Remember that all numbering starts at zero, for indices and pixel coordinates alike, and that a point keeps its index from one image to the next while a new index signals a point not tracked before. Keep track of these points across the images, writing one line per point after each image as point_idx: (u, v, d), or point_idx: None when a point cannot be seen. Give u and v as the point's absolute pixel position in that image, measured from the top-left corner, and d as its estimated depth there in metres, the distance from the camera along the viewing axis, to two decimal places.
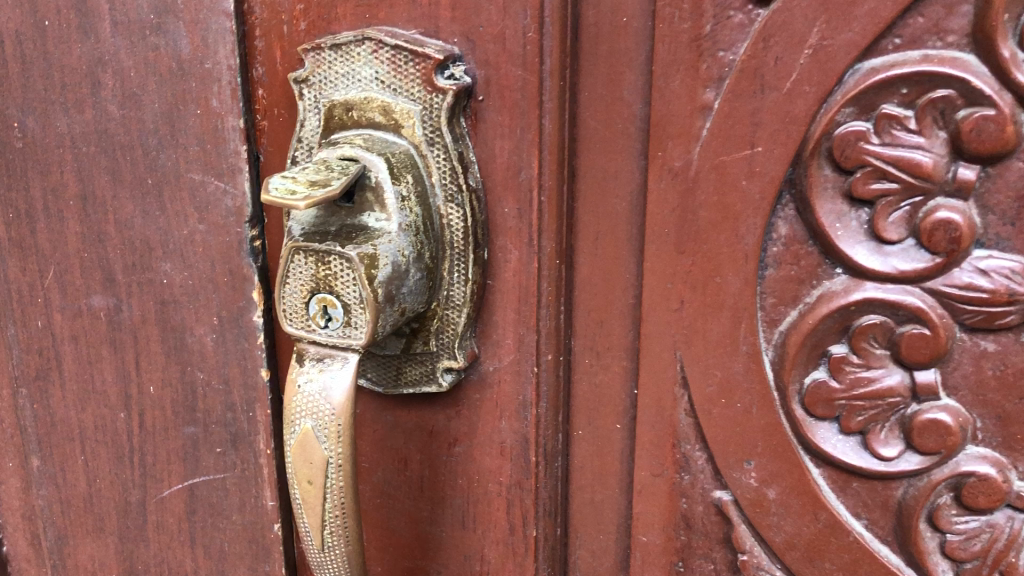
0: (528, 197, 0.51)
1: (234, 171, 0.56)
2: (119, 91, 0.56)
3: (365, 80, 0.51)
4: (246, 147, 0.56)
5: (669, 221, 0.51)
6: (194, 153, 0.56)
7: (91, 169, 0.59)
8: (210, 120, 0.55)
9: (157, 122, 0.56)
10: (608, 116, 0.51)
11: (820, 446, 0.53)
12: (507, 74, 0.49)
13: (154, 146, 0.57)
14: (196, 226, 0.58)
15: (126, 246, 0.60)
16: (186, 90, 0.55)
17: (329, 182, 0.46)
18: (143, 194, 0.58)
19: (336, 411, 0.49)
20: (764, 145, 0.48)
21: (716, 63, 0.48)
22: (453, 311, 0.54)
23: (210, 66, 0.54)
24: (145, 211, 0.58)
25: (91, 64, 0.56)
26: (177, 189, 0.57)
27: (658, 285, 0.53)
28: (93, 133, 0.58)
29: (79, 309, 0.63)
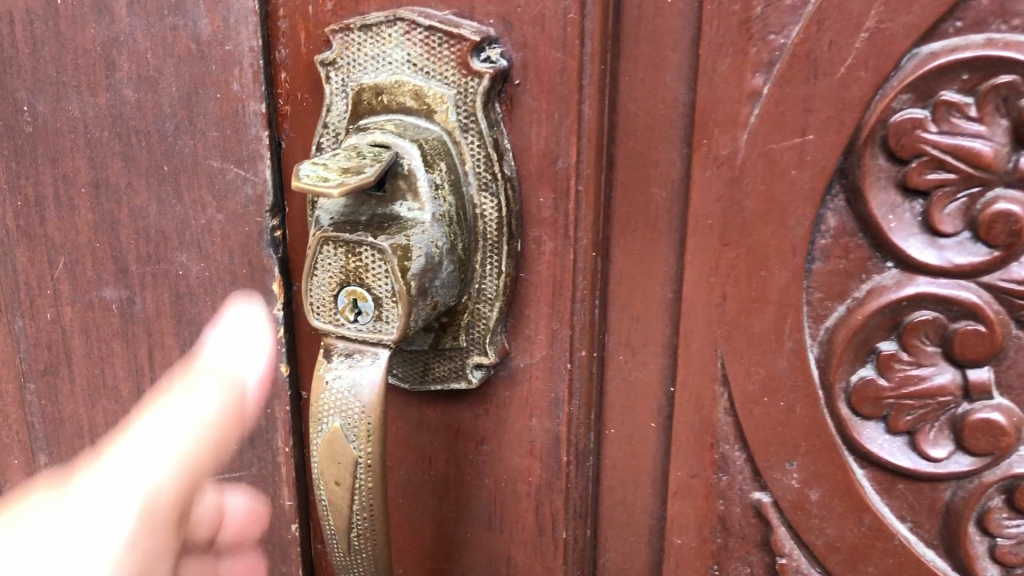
0: (565, 186, 0.49)
1: (255, 157, 0.54)
2: (135, 74, 0.54)
3: (396, 62, 0.48)
4: (268, 133, 0.53)
5: (713, 212, 0.49)
6: (213, 139, 0.54)
7: (104, 156, 0.56)
8: (230, 105, 0.53)
9: (174, 107, 0.54)
10: (650, 103, 0.49)
11: (866, 447, 0.51)
12: (545, 57, 0.47)
13: (171, 132, 0.54)
14: (214, 215, 0.55)
15: (140, 237, 0.58)
16: (206, 73, 0.53)
17: (362, 169, 0.44)
18: (159, 182, 0.56)
19: (366, 409, 0.47)
20: (816, 133, 0.46)
21: (767, 47, 0.46)
22: (485, 305, 0.51)
23: (231, 48, 0.52)
24: (161, 200, 0.56)
25: (105, 45, 0.54)
26: (195, 177, 0.55)
27: (699, 279, 0.51)
28: (107, 118, 0.56)
29: (91, 301, 0.61)
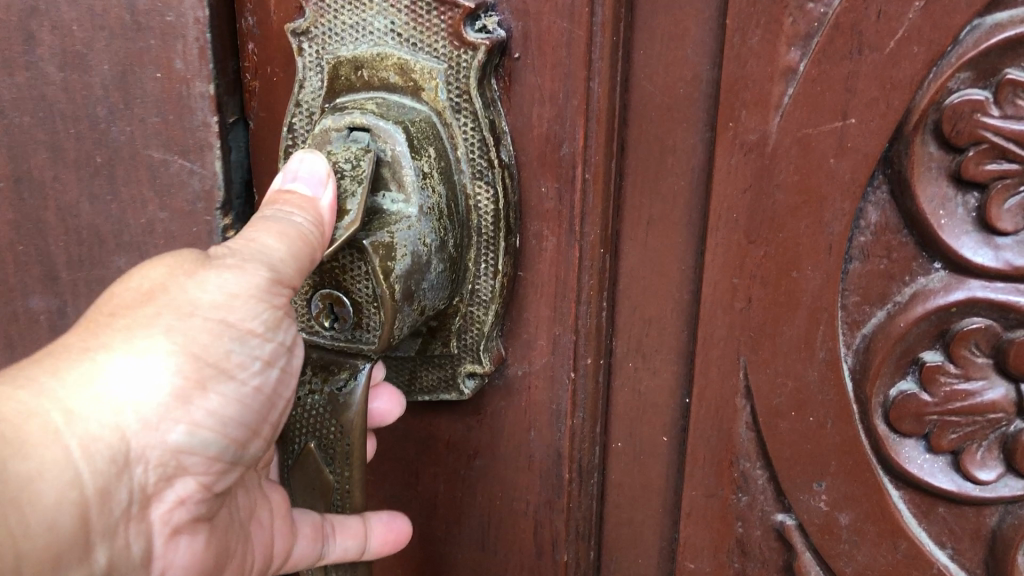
0: (570, 174, 0.43)
1: (204, 146, 0.48)
2: (60, 49, 0.48)
3: (378, 31, 0.42)
4: (218, 118, 0.47)
5: (738, 204, 0.43)
6: (154, 125, 0.48)
7: (27, 144, 0.51)
8: (172, 86, 0.47)
9: (108, 88, 0.48)
10: (669, 79, 0.43)
11: (905, 467, 0.45)
12: (550, 27, 0.41)
13: (104, 117, 0.49)
14: (156, 213, 0.50)
15: (71, 238, 0.52)
16: (144, 49, 0.46)
17: (345, 212, 0.39)
18: (91, 175, 0.50)
19: (344, 431, 0.42)
20: (858, 116, 0.40)
21: (805, 17, 0.40)
22: (479, 307, 0.45)
23: (174, 19, 0.45)
24: (94, 195, 0.51)
25: (23, 15, 0.48)
26: (133, 168, 0.49)
27: (721, 280, 0.45)
28: (27, 99, 0.50)
29: (15, 310, 0.56)
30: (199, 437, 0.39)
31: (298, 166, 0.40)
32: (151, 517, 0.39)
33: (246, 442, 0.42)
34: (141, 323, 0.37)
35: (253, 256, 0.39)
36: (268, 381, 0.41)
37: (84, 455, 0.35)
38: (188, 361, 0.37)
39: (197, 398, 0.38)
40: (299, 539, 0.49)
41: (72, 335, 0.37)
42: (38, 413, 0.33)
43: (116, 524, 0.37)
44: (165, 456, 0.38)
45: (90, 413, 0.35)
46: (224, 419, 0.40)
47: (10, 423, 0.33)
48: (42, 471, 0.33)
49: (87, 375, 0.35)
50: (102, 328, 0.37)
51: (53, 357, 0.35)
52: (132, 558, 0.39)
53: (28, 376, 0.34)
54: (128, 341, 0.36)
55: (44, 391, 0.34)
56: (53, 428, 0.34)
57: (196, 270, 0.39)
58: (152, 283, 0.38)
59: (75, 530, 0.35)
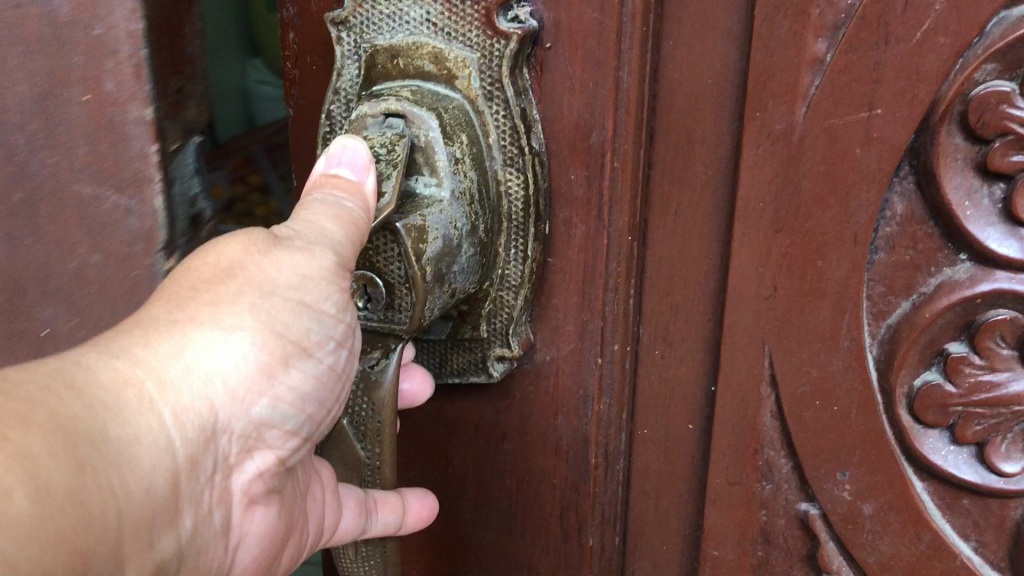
0: (599, 162, 0.44)
1: (141, 179, 0.46)
2: None
3: (414, 22, 0.43)
4: (156, 148, 0.45)
5: (765, 195, 0.44)
6: (83, 156, 0.46)
7: None
8: (103, 110, 0.45)
9: (26, 111, 0.46)
10: (698, 70, 0.44)
11: (929, 458, 0.46)
12: (580, 17, 0.43)
13: (23, 146, 0.47)
14: (87, 256, 0.48)
15: None
16: (68, 67, 0.45)
17: (379, 195, 0.40)
18: (9, 219, 0.48)
19: (376, 410, 0.43)
20: (885, 107, 0.41)
21: (832, 8, 0.41)
22: (509, 292, 0.47)
23: (101, 32, 0.43)
24: (11, 238, 0.49)
25: None
26: (60, 206, 0.47)
27: (747, 268, 0.46)
28: None
29: None
30: (280, 411, 0.39)
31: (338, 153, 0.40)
32: (233, 489, 0.39)
33: (315, 418, 0.41)
34: (223, 298, 0.36)
35: (318, 239, 0.38)
36: (339, 361, 0.41)
37: (176, 424, 0.34)
38: (271, 336, 0.37)
39: (279, 373, 0.38)
40: (345, 513, 0.47)
41: (152, 307, 0.35)
42: (133, 383, 0.32)
43: (201, 491, 0.36)
44: (249, 428, 0.38)
45: (181, 384, 0.34)
46: (297, 393, 0.39)
47: (108, 390, 0.31)
48: (139, 437, 0.32)
49: (178, 347, 0.34)
50: (186, 301, 0.35)
51: (140, 327, 0.34)
52: (213, 527, 0.38)
53: (119, 344, 0.33)
54: (213, 316, 0.36)
55: (136, 360, 0.33)
56: (147, 398, 0.33)
57: (270, 248, 0.38)
58: (229, 258, 0.37)
59: (167, 496, 0.33)
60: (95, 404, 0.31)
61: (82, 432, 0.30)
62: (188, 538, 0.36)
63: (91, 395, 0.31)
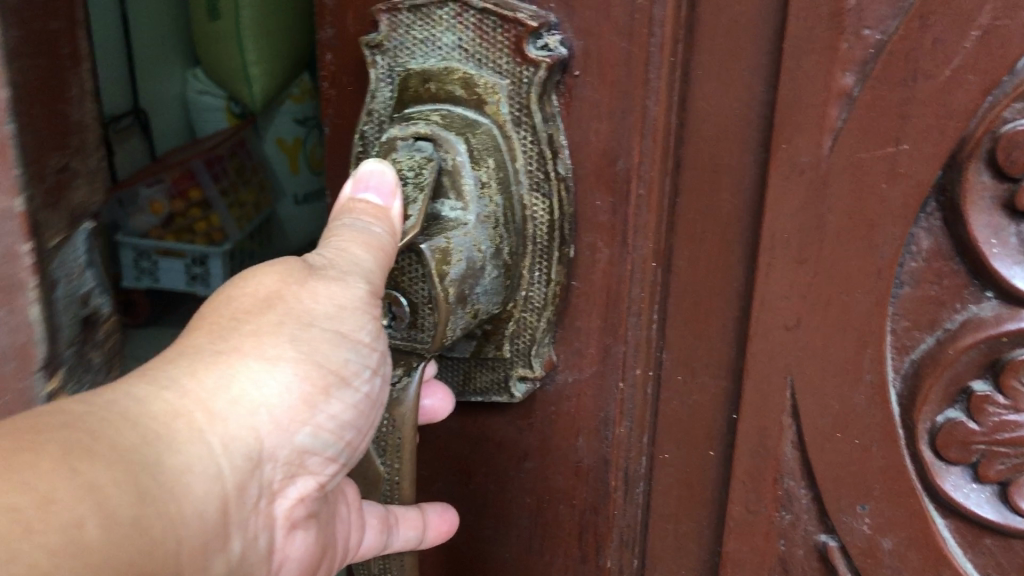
0: (625, 189, 0.45)
1: (12, 288, 0.43)
2: None
3: (446, 47, 0.44)
4: (28, 243, 0.42)
5: (790, 226, 0.44)
6: None
7: None
8: None
9: None
10: (726, 101, 0.44)
11: (950, 496, 0.45)
12: (610, 47, 0.43)
13: None
14: None
15: None
16: None
17: (405, 216, 0.41)
18: None
19: (394, 425, 0.44)
20: (911, 142, 0.41)
21: (860, 43, 0.41)
22: (532, 314, 0.47)
23: None
24: None
25: None
26: None
27: (769, 298, 0.46)
28: None
29: None
30: (321, 439, 0.40)
31: (363, 178, 0.41)
32: (275, 516, 0.39)
33: (352, 444, 0.42)
34: (266, 329, 0.37)
35: (350, 269, 0.39)
36: (374, 388, 0.42)
37: (224, 452, 0.35)
38: (312, 367, 0.38)
39: (320, 403, 0.39)
40: (367, 531, 0.47)
41: (196, 338, 0.36)
42: (183, 413, 0.33)
43: (247, 516, 0.37)
44: (292, 457, 0.38)
45: (228, 413, 0.35)
46: (337, 421, 0.40)
47: (159, 421, 0.32)
48: (190, 466, 0.33)
49: (223, 379, 0.35)
50: (228, 332, 0.36)
51: (186, 357, 0.35)
52: (259, 551, 0.39)
53: (166, 376, 0.34)
54: (256, 346, 0.36)
55: (185, 391, 0.34)
56: (197, 428, 0.34)
57: (307, 278, 0.39)
58: (268, 288, 0.38)
59: (217, 521, 0.35)
60: (149, 434, 0.32)
61: (139, 462, 0.31)
62: (236, 560, 0.37)
63: (146, 427, 0.32)
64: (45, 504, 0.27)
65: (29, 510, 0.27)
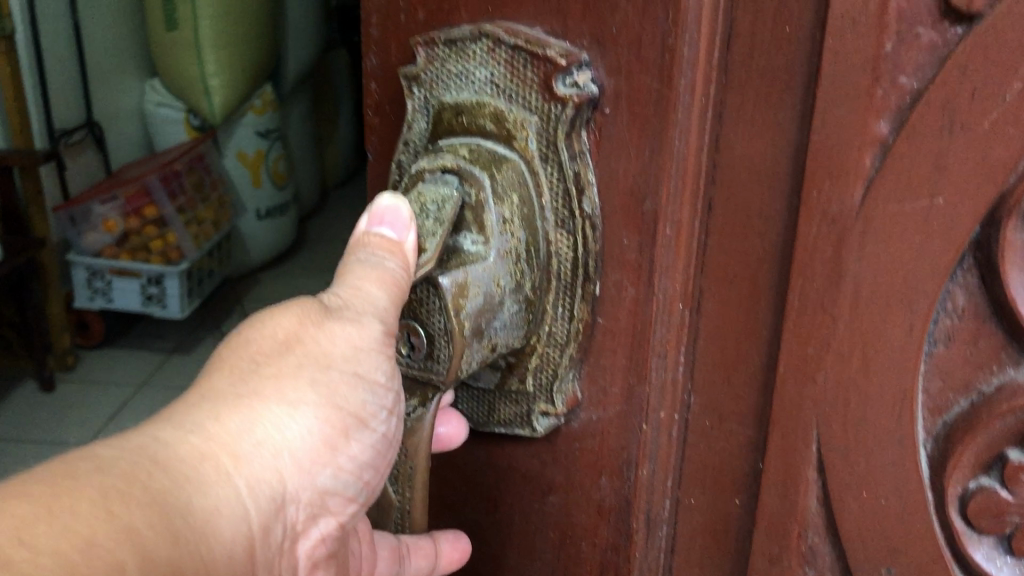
0: (652, 229, 0.44)
1: None
2: None
3: (478, 82, 0.44)
4: None
5: (819, 275, 0.43)
6: None
7: None
8: None
9: None
10: (757, 143, 0.43)
11: (980, 567, 0.43)
12: (640, 85, 0.42)
13: None
14: None
15: None
16: None
17: (421, 250, 0.41)
18: None
19: (406, 455, 0.44)
20: (947, 196, 0.39)
21: (896, 91, 0.39)
22: (555, 349, 0.47)
23: None
24: None
25: None
26: None
27: (797, 348, 0.44)
28: None
29: None
30: (341, 480, 0.40)
31: (388, 210, 0.41)
32: (299, 557, 0.40)
33: (369, 485, 0.42)
34: (286, 372, 0.38)
35: (366, 308, 0.39)
36: (390, 428, 0.42)
37: (250, 493, 0.35)
38: (330, 409, 0.39)
39: (340, 444, 0.39)
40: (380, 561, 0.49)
41: (216, 380, 0.36)
42: (211, 456, 0.34)
43: (272, 559, 0.37)
44: (314, 498, 0.39)
45: (254, 456, 0.35)
46: (357, 462, 0.41)
47: (187, 463, 0.33)
48: (219, 507, 0.33)
49: (246, 422, 0.36)
50: (249, 375, 0.37)
51: (208, 400, 0.35)
52: None
53: (192, 419, 0.34)
54: (277, 389, 0.37)
55: (210, 435, 0.34)
56: (225, 471, 0.34)
57: (323, 319, 0.39)
58: (286, 331, 0.38)
59: (245, 563, 0.35)
60: (178, 476, 0.32)
61: (172, 505, 0.31)
62: None
63: (175, 470, 0.32)
64: (86, 546, 0.27)
65: (69, 549, 0.27)
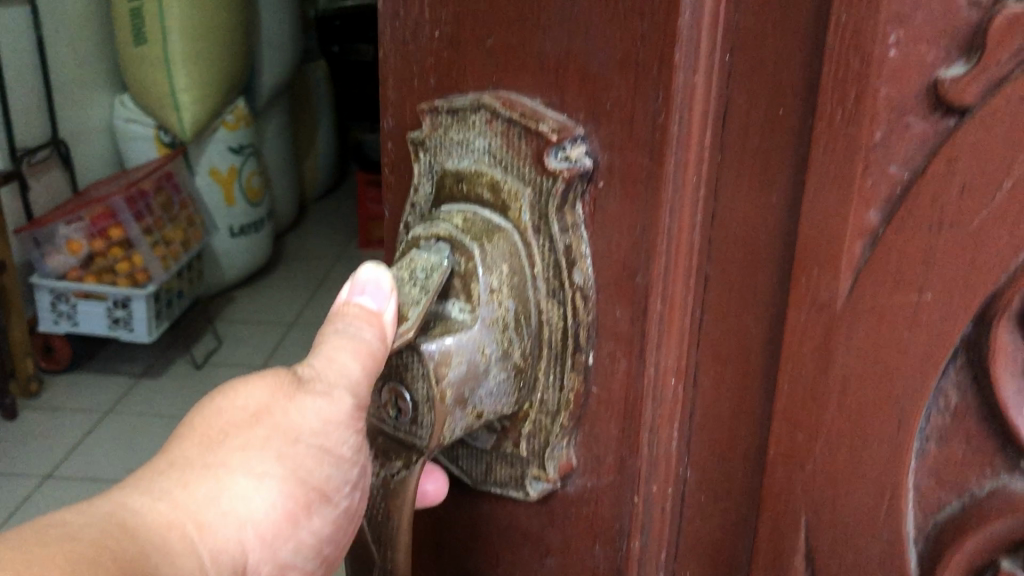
0: (643, 303, 0.44)
1: None
2: None
3: (478, 150, 0.45)
4: None
5: (808, 362, 0.42)
6: None
7: None
8: None
9: None
10: (751, 224, 0.42)
11: None
12: (631, 162, 0.42)
13: None
14: None
15: None
16: None
17: (403, 319, 0.42)
18: None
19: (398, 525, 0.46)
20: (934, 292, 0.38)
21: (886, 180, 0.38)
22: (548, 417, 0.47)
23: None
24: None
25: None
26: None
27: (787, 433, 0.43)
28: None
29: None
30: (303, 554, 0.42)
31: (368, 281, 0.43)
32: None
33: (332, 560, 0.45)
34: (254, 444, 0.41)
35: (338, 382, 0.42)
36: (356, 505, 0.45)
37: (212, 563, 0.38)
38: (295, 484, 0.41)
39: (302, 519, 0.42)
40: None
41: (186, 448, 0.39)
42: (176, 524, 0.36)
43: None
44: (274, 570, 0.41)
45: (219, 526, 0.38)
46: (317, 537, 0.43)
47: (154, 529, 0.35)
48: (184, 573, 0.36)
49: (211, 492, 0.38)
50: (217, 445, 0.40)
51: (177, 469, 0.38)
52: None
53: (161, 485, 0.37)
54: (243, 460, 0.40)
55: (177, 503, 0.37)
56: (190, 538, 0.37)
57: (294, 392, 0.42)
58: (257, 403, 0.41)
59: None
60: (147, 542, 0.35)
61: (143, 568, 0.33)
62: None
63: (141, 536, 0.34)
64: None
65: None
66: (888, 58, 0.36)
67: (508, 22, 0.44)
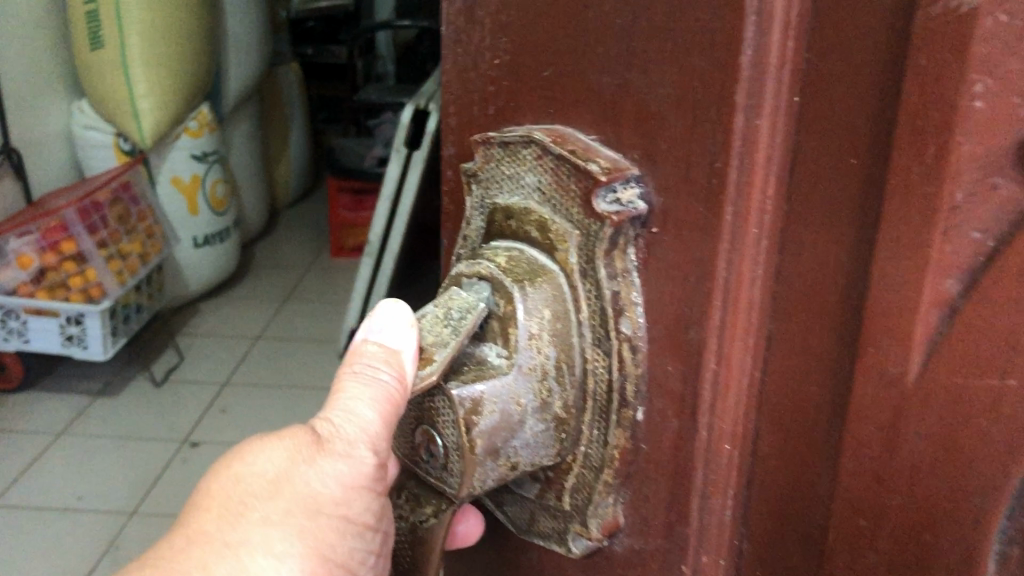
0: (696, 361, 0.40)
1: None
2: None
3: (528, 187, 0.43)
4: None
5: (873, 442, 0.37)
6: None
7: None
8: None
9: None
10: (817, 282, 0.38)
11: None
12: (687, 208, 0.39)
13: None
14: None
15: None
16: None
17: (425, 366, 0.40)
18: None
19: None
20: (1018, 378, 0.32)
21: (967, 248, 0.33)
22: (592, 472, 0.44)
23: None
24: None
25: None
26: None
27: (848, 518, 0.39)
28: None
29: None
30: None
31: (388, 316, 0.42)
32: None
33: None
34: (274, 516, 0.40)
35: (357, 442, 0.41)
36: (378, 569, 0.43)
37: None
38: (317, 559, 0.40)
39: None
40: None
41: (206, 523, 0.39)
42: None
43: None
44: None
45: None
46: None
47: None
48: None
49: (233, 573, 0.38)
50: (238, 519, 0.39)
51: (197, 549, 0.38)
52: None
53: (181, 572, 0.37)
54: (265, 538, 0.39)
55: None
56: None
57: (314, 456, 0.41)
58: (276, 469, 0.40)
59: None
60: None
61: None
62: None
63: None
64: None
65: None
66: (972, 110, 0.31)
67: (565, 53, 0.41)
